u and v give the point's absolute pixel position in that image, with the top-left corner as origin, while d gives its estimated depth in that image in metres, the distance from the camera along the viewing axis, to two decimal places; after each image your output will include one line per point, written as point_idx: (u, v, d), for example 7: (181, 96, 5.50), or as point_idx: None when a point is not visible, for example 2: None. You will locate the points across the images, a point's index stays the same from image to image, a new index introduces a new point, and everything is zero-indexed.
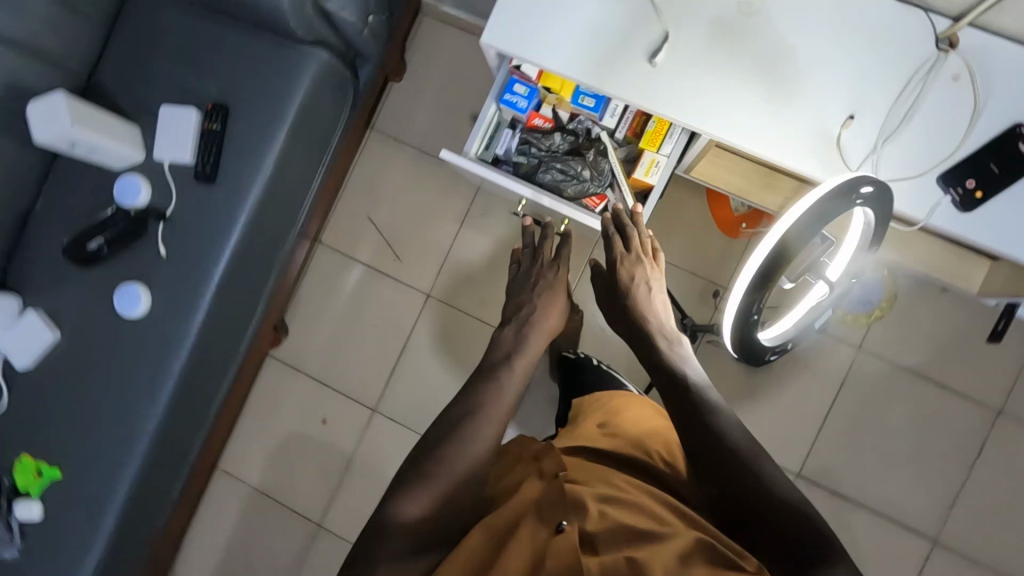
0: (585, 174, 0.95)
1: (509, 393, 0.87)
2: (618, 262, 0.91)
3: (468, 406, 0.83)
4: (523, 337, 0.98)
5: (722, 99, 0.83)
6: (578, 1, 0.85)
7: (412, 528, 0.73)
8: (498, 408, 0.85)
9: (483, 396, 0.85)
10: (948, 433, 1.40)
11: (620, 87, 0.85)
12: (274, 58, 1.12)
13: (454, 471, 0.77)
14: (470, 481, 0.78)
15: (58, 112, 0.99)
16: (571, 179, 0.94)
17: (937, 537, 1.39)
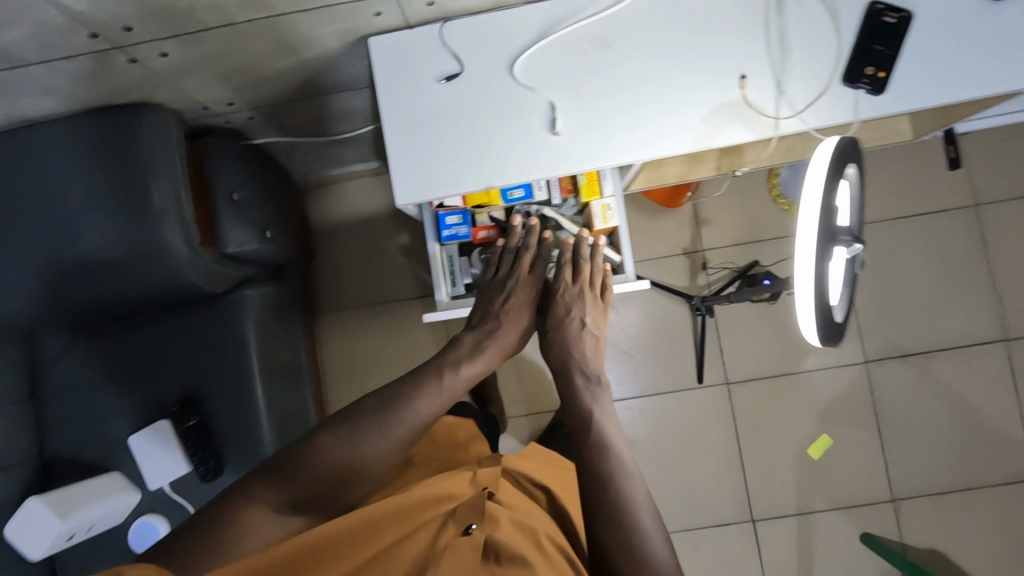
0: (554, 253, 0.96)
1: (450, 392, 0.81)
2: (558, 291, 0.93)
3: (379, 401, 0.77)
4: (477, 352, 0.87)
5: (632, 126, 0.85)
6: (460, 122, 0.87)
7: (296, 478, 0.70)
8: (431, 403, 0.80)
9: (423, 385, 0.80)
10: (954, 248, 1.47)
11: (543, 168, 0.86)
12: (211, 325, 1.07)
13: (361, 448, 0.73)
14: (374, 462, 0.74)
15: (44, 518, 0.91)
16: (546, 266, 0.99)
17: (1004, 336, 1.46)
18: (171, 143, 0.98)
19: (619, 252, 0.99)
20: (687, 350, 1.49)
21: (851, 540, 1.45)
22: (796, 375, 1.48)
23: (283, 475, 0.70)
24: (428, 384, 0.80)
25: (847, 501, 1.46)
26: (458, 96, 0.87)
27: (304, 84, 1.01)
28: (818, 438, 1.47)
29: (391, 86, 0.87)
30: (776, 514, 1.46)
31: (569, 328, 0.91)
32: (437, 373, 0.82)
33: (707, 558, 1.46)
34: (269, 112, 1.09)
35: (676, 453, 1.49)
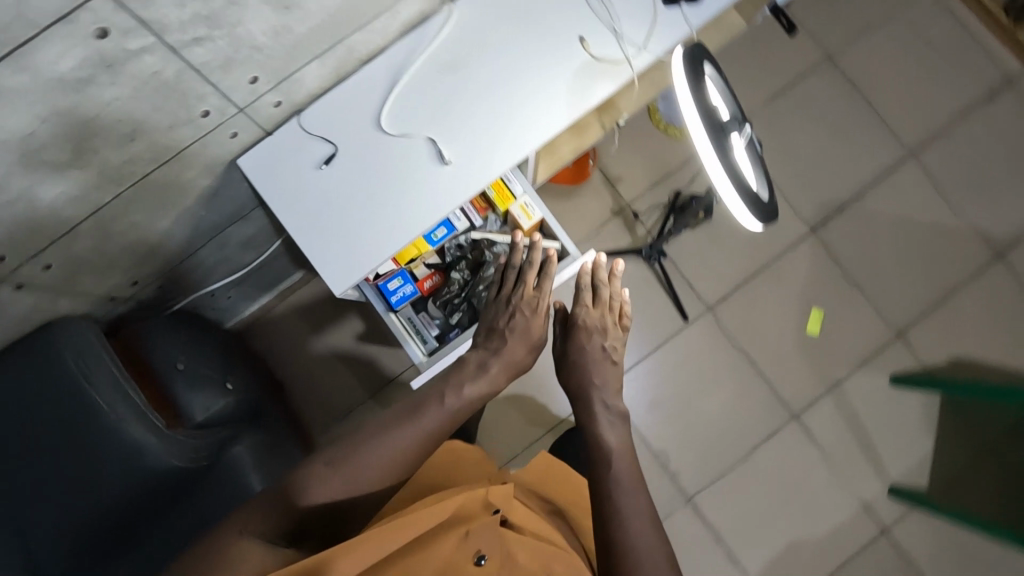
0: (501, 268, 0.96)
1: (453, 412, 0.76)
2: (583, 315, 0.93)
3: (385, 420, 0.74)
4: (483, 372, 0.80)
5: (511, 124, 0.88)
6: (358, 195, 0.87)
7: (293, 500, 0.68)
8: (441, 426, 0.75)
9: (423, 407, 0.76)
10: (830, 99, 1.58)
11: (452, 199, 0.87)
12: (214, 499, 1.02)
13: (366, 466, 0.70)
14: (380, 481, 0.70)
15: None
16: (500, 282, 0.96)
17: (909, 151, 1.57)
18: (91, 348, 0.92)
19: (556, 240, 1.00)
20: (661, 298, 1.53)
21: (884, 388, 1.50)
22: (762, 270, 1.54)
23: (281, 495, 0.68)
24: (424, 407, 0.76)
25: (863, 356, 1.51)
26: (344, 172, 0.88)
27: (197, 230, 1.00)
28: (810, 315, 1.53)
29: (278, 193, 0.88)
30: (811, 401, 1.50)
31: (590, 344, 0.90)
32: (438, 395, 0.77)
33: (774, 472, 1.48)
34: (175, 272, 1.07)
35: (699, 393, 1.51)
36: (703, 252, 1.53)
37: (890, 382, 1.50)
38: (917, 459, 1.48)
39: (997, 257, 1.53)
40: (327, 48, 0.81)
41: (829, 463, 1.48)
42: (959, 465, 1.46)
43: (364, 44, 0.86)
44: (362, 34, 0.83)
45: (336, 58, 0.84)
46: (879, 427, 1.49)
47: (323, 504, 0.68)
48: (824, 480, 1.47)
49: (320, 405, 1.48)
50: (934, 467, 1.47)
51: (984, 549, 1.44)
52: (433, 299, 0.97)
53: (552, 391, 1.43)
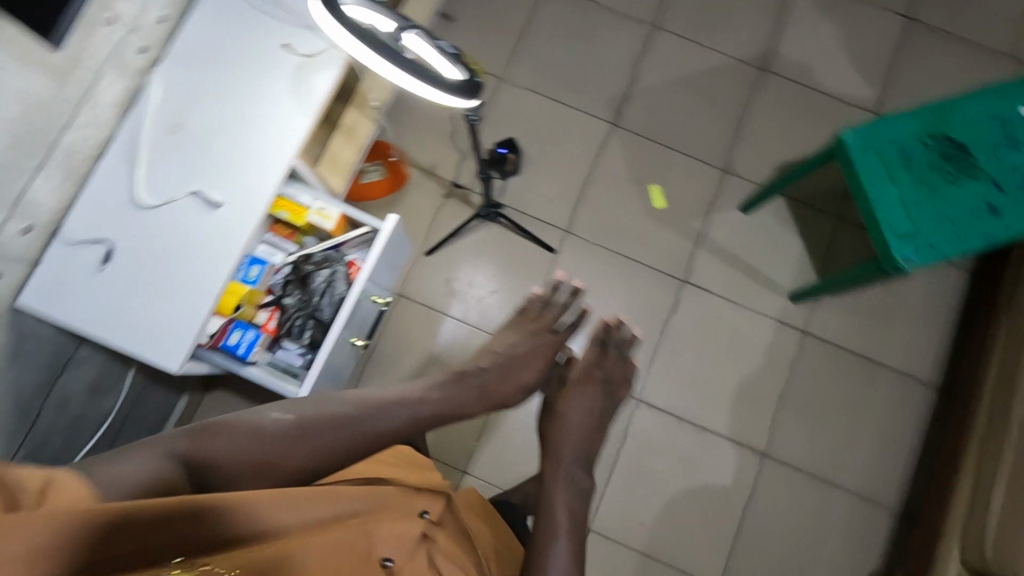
0: (327, 273, 0.98)
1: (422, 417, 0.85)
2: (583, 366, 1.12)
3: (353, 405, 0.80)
4: (475, 388, 0.95)
5: (261, 143, 0.92)
6: (151, 274, 0.88)
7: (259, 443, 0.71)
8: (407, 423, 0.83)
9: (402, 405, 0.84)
10: (570, 14, 1.73)
11: (240, 232, 0.89)
12: None
13: (327, 437, 0.75)
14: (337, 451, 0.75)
15: None
16: (331, 286, 0.97)
17: (652, 24, 1.74)
18: None
19: (365, 224, 1.02)
20: (522, 244, 1.60)
21: (739, 219, 1.64)
22: (592, 176, 1.64)
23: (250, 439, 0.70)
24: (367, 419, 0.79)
25: (709, 203, 1.64)
26: (127, 261, 0.88)
27: (25, 395, 0.95)
28: (651, 192, 1.64)
29: (73, 312, 0.86)
30: (690, 261, 1.61)
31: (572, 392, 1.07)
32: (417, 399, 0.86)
33: (693, 335, 1.57)
34: (29, 450, 1.01)
35: (598, 305, 1.58)
36: (536, 188, 1.62)
37: (741, 212, 1.64)
38: (795, 260, 1.61)
39: (764, 71, 1.72)
40: (43, 157, 0.82)
41: (732, 303, 1.59)
42: (828, 245, 1.61)
43: (83, 141, 0.87)
44: (72, 132, 0.85)
45: (61, 164, 0.85)
46: (753, 251, 1.62)
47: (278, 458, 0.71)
48: (736, 318, 1.58)
49: None
50: (812, 258, 1.61)
51: (885, 301, 1.58)
52: (282, 333, 0.97)
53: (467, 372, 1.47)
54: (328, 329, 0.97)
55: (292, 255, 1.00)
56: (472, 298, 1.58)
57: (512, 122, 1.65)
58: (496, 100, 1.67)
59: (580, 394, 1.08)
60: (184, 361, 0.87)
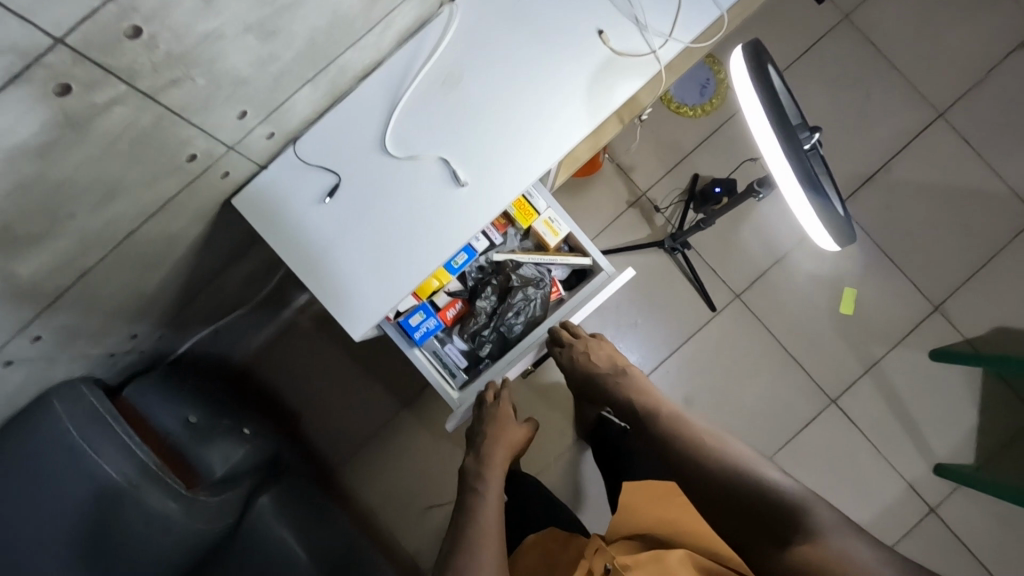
0: (530, 293, 0.92)
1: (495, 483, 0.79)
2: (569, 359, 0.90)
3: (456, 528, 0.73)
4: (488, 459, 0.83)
5: (531, 134, 0.80)
6: (369, 228, 0.80)
7: None
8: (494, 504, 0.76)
9: (468, 499, 0.77)
10: (852, 62, 1.49)
11: (474, 222, 0.79)
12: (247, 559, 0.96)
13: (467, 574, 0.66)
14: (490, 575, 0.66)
15: None
16: (529, 308, 0.91)
17: (938, 111, 1.48)
18: (93, 414, 0.86)
19: (589, 255, 0.92)
20: (686, 288, 1.46)
21: (924, 363, 1.45)
22: (792, 249, 1.46)
23: None
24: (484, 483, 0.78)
25: (899, 332, 1.45)
26: (352, 205, 0.80)
27: (195, 276, 0.92)
28: (843, 294, 1.46)
29: (282, 234, 0.80)
30: (849, 383, 1.45)
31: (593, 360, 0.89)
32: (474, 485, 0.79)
33: (814, 456, 1.44)
34: (175, 319, 1.00)
35: (733, 383, 1.45)
36: (727, 236, 1.46)
37: (930, 357, 1.44)
38: (961, 431, 1.43)
39: None
40: (318, 71, 0.72)
41: (870, 444, 1.44)
42: (1007, 433, 1.42)
43: (357, 60, 0.77)
44: (354, 50, 0.74)
45: (328, 80, 0.75)
46: (920, 403, 1.44)
47: None
48: (866, 462, 1.43)
49: (343, 430, 1.45)
50: (982, 439, 1.42)
51: None
52: (460, 328, 0.93)
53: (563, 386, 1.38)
54: (507, 347, 0.94)
55: (500, 252, 0.92)
56: (610, 320, 1.47)
57: (734, 156, 1.47)
58: (728, 124, 1.48)
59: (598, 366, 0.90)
60: (366, 330, 0.80)
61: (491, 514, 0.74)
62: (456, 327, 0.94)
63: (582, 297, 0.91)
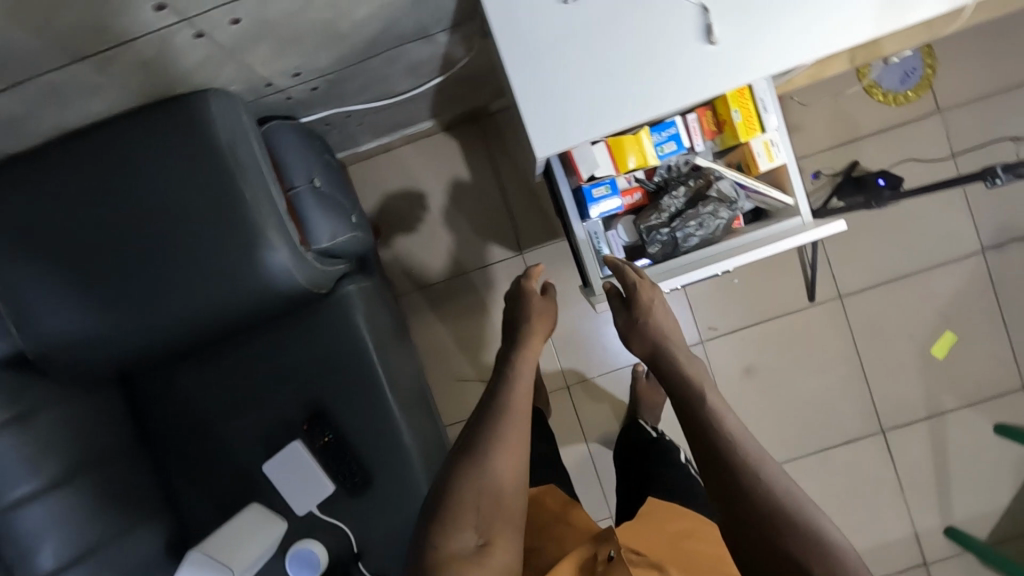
0: (719, 209, 0.82)
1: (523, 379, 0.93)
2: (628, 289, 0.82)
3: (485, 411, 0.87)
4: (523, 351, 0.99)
5: (804, 21, 0.72)
6: (596, 50, 0.73)
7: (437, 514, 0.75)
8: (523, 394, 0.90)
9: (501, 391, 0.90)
10: None
11: (703, 87, 0.74)
12: (320, 340, 0.96)
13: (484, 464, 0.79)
14: (502, 470, 0.79)
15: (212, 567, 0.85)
16: (713, 225, 0.82)
17: None
18: (241, 130, 0.83)
19: (790, 195, 0.84)
20: (793, 270, 1.41)
21: (984, 433, 1.42)
22: (914, 274, 1.40)
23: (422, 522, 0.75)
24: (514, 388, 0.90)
25: (976, 394, 1.41)
26: (594, 17, 0.72)
27: (378, 37, 0.86)
28: (940, 337, 1.41)
29: (508, 13, 0.73)
30: (905, 421, 1.42)
31: (657, 314, 0.81)
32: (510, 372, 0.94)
33: (837, 475, 1.44)
34: (335, 78, 0.94)
35: (795, 376, 1.43)
36: (854, 234, 1.40)
37: (992, 428, 1.41)
38: (988, 507, 1.42)
39: None
40: None
41: (896, 483, 1.43)
42: None
43: None
44: None
45: None
46: (963, 469, 1.42)
47: (485, 501, 0.76)
48: (885, 496, 1.43)
49: (413, 269, 1.45)
50: (1002, 522, 1.41)
51: None
52: (632, 218, 0.86)
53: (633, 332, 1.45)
54: (672, 257, 0.85)
55: (704, 159, 0.84)
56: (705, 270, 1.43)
57: (902, 159, 1.38)
58: (912, 121, 1.37)
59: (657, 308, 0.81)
60: (549, 153, 0.76)
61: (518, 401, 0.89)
62: (625, 217, 0.88)
63: (768, 234, 0.83)
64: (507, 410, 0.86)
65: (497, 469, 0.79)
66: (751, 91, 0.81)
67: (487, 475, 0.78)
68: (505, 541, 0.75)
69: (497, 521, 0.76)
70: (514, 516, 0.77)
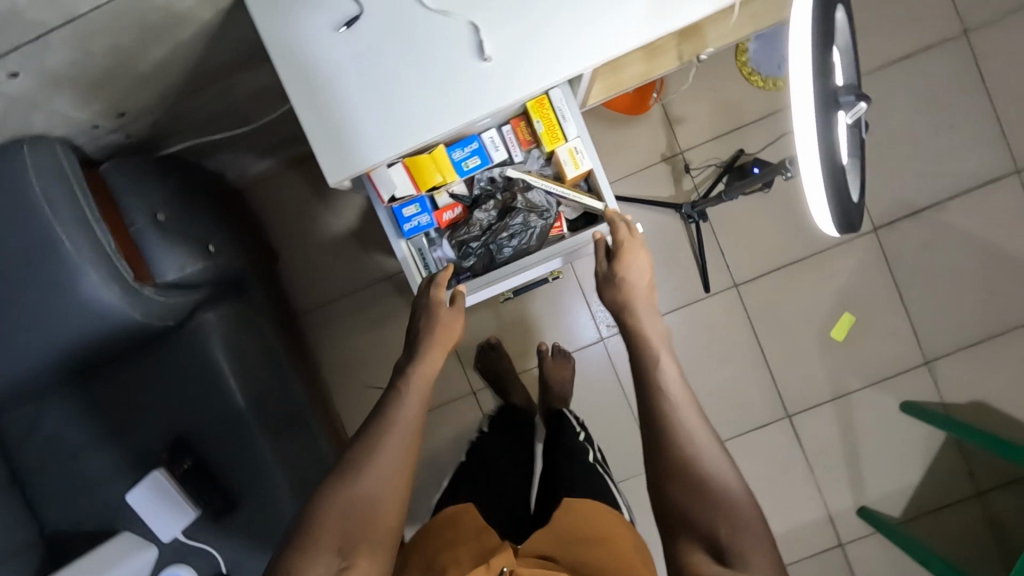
0: (529, 219, 0.85)
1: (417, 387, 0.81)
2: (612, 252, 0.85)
3: (375, 424, 0.78)
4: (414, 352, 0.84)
5: (574, 30, 0.72)
6: (374, 77, 0.75)
7: (316, 532, 0.68)
8: (414, 406, 0.79)
9: (394, 400, 0.79)
10: (947, 84, 1.36)
11: (483, 104, 0.74)
12: (177, 370, 0.98)
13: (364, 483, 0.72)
14: (385, 485, 0.73)
15: None
16: (524, 235, 0.85)
17: (1017, 165, 1.36)
18: (62, 173, 0.85)
19: (602, 200, 0.86)
20: (688, 261, 1.41)
21: (890, 411, 1.42)
22: (808, 257, 1.40)
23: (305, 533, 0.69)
24: (404, 394, 0.80)
25: (879, 373, 1.41)
26: (367, 44, 0.74)
27: (194, 72, 0.87)
28: (839, 319, 1.41)
29: (286, 48, 0.74)
30: (811, 405, 1.43)
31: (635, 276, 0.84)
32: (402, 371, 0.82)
33: (749, 462, 1.44)
34: (171, 113, 0.96)
35: (698, 367, 1.43)
36: (746, 222, 1.40)
37: (897, 405, 1.41)
38: (898, 485, 1.42)
39: None
40: None
41: (806, 467, 1.43)
42: (939, 502, 1.41)
43: None
44: None
45: None
46: (871, 448, 1.43)
47: (361, 521, 0.70)
48: (796, 480, 1.44)
49: (314, 286, 1.47)
50: (913, 498, 1.42)
51: None
52: (451, 232, 0.87)
53: (533, 335, 1.45)
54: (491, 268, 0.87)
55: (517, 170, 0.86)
56: None
57: (788, 144, 1.37)
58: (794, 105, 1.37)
59: (639, 267, 0.84)
60: (342, 179, 0.78)
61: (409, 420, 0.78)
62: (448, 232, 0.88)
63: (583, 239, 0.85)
64: (394, 425, 0.77)
65: (366, 493, 0.71)
66: (549, 101, 0.81)
67: (357, 496, 0.71)
68: (373, 563, 0.68)
69: (377, 540, 0.70)
70: (384, 535, 0.71)
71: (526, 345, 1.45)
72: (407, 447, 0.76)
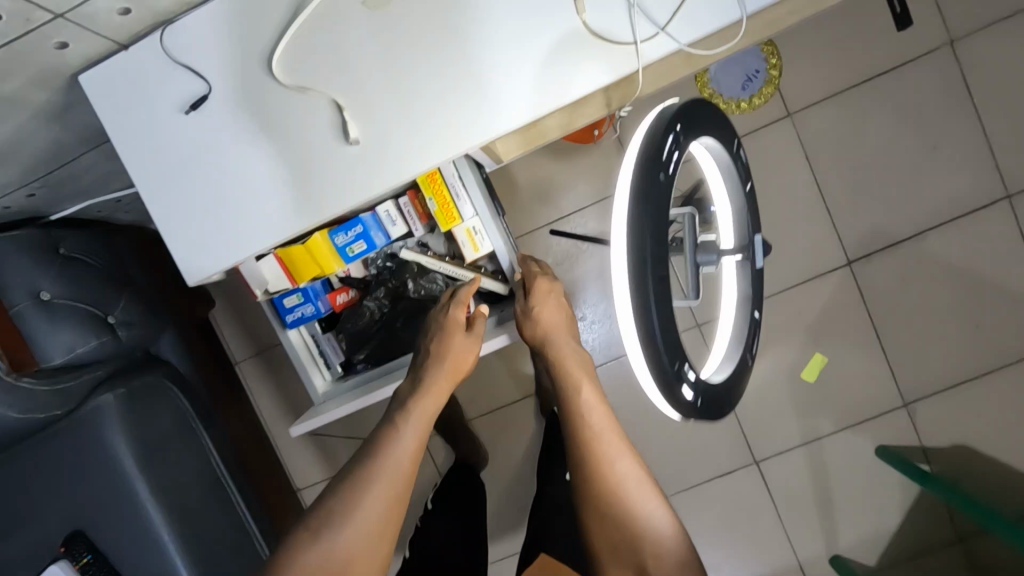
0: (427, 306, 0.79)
1: (418, 419, 0.72)
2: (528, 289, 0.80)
3: (362, 460, 0.69)
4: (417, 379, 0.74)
5: (451, 110, 0.64)
6: (231, 163, 0.67)
7: None
8: (411, 442, 0.70)
9: (386, 435, 0.70)
10: (930, 102, 1.23)
11: (354, 192, 0.66)
12: (72, 457, 0.92)
13: (339, 537, 0.64)
14: (364, 535, 0.65)
15: None
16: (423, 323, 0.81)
17: (1008, 190, 1.23)
18: None
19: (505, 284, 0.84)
20: None
21: (866, 455, 1.32)
22: (776, 294, 1.30)
23: None
24: (401, 427, 0.70)
25: (854, 415, 1.31)
26: (219, 127, 0.66)
27: (57, 146, 0.79)
28: (810, 359, 1.31)
29: (128, 135, 0.66)
30: (781, 449, 1.34)
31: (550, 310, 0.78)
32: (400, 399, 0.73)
33: (715, 508, 1.37)
34: (50, 182, 0.88)
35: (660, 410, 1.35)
36: None
37: (874, 449, 1.31)
38: (874, 532, 1.33)
39: None
40: None
41: (776, 513, 1.35)
42: (918, 551, 1.32)
43: None
44: None
45: None
46: (845, 494, 1.33)
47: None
48: (765, 527, 1.36)
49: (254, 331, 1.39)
50: (889, 546, 1.33)
51: None
52: (346, 317, 0.81)
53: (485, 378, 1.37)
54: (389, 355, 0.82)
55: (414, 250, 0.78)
56: None
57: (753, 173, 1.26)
58: (758, 131, 1.25)
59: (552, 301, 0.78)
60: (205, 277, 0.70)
61: (405, 458, 0.69)
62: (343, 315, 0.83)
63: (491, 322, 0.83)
64: (382, 466, 0.68)
65: (343, 547, 0.64)
66: (443, 176, 0.73)
67: (334, 550, 0.64)
68: None
69: None
70: None
71: (477, 389, 1.36)
72: (399, 488, 0.68)
